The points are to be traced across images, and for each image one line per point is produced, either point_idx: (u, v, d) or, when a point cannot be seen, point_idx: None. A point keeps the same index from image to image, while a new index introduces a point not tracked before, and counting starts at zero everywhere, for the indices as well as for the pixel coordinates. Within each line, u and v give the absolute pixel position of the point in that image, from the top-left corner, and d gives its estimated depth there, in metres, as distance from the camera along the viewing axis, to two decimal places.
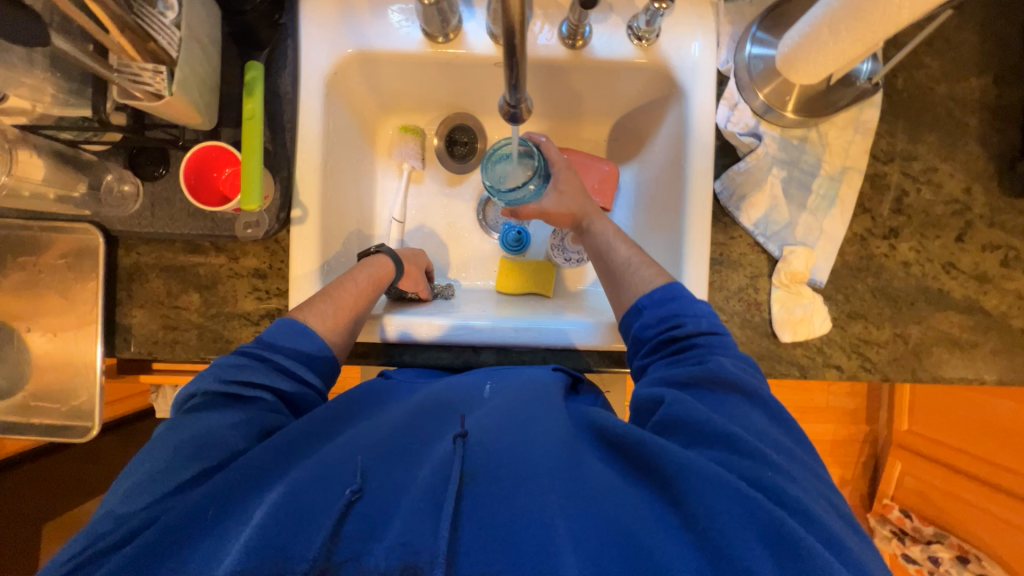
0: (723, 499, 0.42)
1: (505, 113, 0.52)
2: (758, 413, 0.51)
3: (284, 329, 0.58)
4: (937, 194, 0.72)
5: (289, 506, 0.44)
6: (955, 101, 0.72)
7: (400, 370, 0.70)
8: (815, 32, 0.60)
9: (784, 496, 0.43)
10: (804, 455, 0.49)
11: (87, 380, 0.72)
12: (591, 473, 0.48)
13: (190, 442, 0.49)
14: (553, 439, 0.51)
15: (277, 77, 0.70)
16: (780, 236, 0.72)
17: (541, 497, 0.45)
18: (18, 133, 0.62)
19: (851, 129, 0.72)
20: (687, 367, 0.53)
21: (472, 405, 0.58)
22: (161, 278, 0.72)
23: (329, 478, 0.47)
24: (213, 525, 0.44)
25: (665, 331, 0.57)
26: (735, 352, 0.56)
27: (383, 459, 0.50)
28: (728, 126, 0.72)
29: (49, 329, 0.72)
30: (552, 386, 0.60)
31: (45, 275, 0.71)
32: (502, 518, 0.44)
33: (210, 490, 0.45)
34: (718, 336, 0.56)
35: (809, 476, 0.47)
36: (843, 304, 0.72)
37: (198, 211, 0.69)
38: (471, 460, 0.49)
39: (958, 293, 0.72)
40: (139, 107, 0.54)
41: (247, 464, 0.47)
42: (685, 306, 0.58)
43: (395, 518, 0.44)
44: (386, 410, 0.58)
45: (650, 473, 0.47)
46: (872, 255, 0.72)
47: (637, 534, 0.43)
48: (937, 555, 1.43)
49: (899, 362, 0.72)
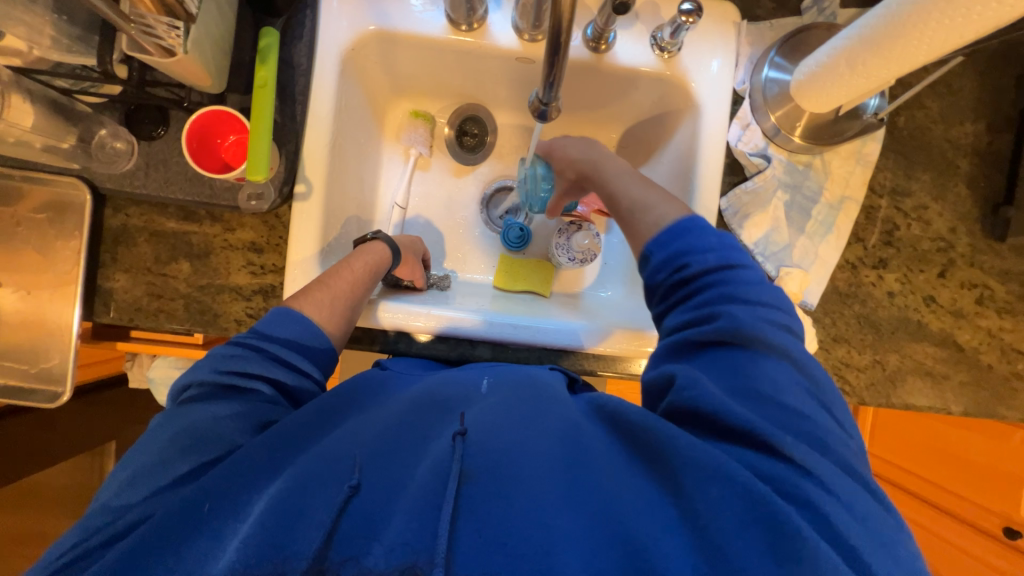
0: (728, 492, 0.42)
1: (535, 109, 0.53)
2: (778, 367, 0.49)
3: (277, 318, 0.57)
4: (925, 231, 0.76)
5: (285, 503, 0.43)
6: (950, 143, 0.76)
7: (395, 359, 0.69)
8: (832, 63, 0.62)
9: (790, 484, 0.43)
10: (832, 421, 0.48)
11: (61, 343, 0.69)
12: (596, 473, 0.48)
13: (185, 435, 0.47)
14: (550, 437, 0.51)
15: (292, 48, 0.68)
16: (778, 257, 0.74)
17: (544, 499, 0.45)
18: (10, 76, 0.59)
19: (852, 160, 0.75)
20: (700, 323, 0.52)
21: (473, 400, 0.57)
22: (150, 244, 0.69)
23: (325, 473, 0.46)
24: (209, 520, 0.42)
25: (673, 275, 0.56)
26: (755, 288, 0.53)
27: (380, 454, 0.49)
28: (739, 144, 0.74)
29: (23, 286, 0.68)
30: (549, 386, 0.60)
31: (23, 229, 0.67)
32: (504, 520, 0.44)
33: (204, 484, 0.44)
34: (736, 276, 0.54)
35: (835, 442, 0.46)
36: (830, 328, 0.75)
37: (196, 176, 0.66)
38: (469, 459, 0.48)
39: (935, 326, 0.76)
40: (147, 61, 0.52)
41: (241, 455, 0.46)
42: (693, 240, 0.56)
43: (395, 516, 0.43)
44: (382, 404, 0.57)
45: (658, 461, 0.48)
46: (860, 283, 0.76)
47: (638, 529, 0.43)
48: None
49: (876, 388, 0.76)
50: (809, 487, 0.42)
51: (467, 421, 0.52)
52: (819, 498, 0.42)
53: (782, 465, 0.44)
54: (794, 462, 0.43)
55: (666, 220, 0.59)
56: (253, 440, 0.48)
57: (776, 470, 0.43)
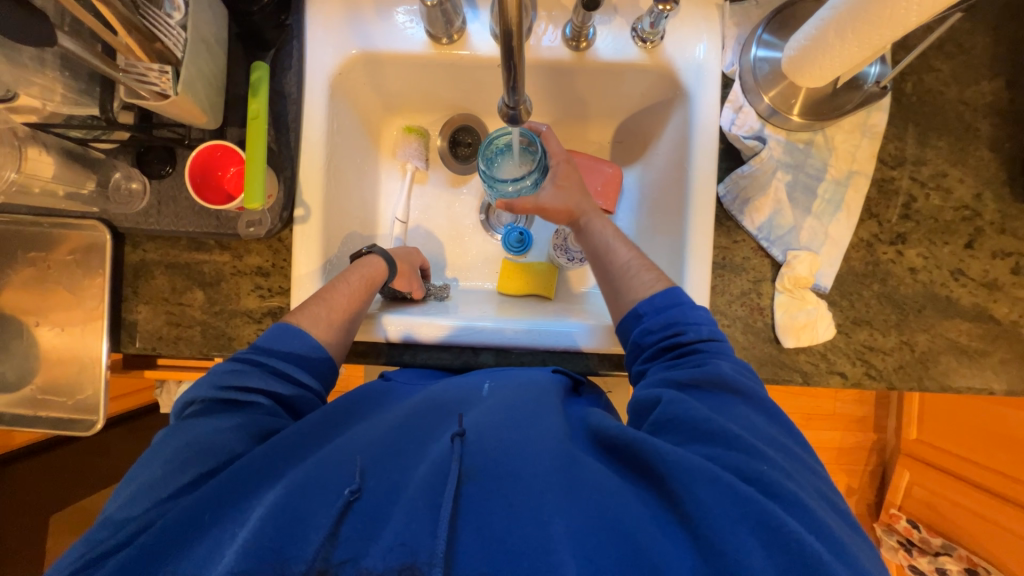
0: (727, 490, 0.43)
1: (504, 115, 0.52)
2: (755, 414, 0.51)
3: (279, 334, 0.59)
4: (946, 200, 0.71)
5: (286, 505, 0.44)
6: (966, 105, 0.71)
7: (400, 371, 0.70)
8: (822, 34, 0.59)
9: (780, 493, 0.43)
10: (808, 461, 0.49)
11: (92, 374, 0.73)
12: (592, 470, 0.48)
13: (189, 446, 0.50)
14: (550, 435, 0.51)
15: (282, 78, 0.71)
16: (784, 240, 0.71)
17: (537, 497, 0.45)
18: (28, 131, 0.63)
19: (858, 133, 0.71)
20: (687, 368, 0.53)
21: (473, 403, 0.58)
22: (166, 275, 0.73)
23: (327, 477, 0.48)
24: (210, 527, 0.45)
25: (665, 338, 0.57)
26: (738, 357, 0.56)
27: (380, 459, 0.50)
28: (732, 129, 0.71)
29: (57, 323, 0.73)
30: (547, 385, 0.60)
31: (53, 271, 0.73)
32: (501, 519, 0.44)
33: (206, 493, 0.46)
34: (720, 339, 0.57)
35: (812, 478, 0.47)
36: (848, 310, 0.71)
37: (203, 209, 0.70)
38: (469, 459, 0.49)
39: (967, 301, 0.71)
40: (144, 105, 0.55)
41: (244, 462, 0.48)
42: (688, 313, 0.58)
43: (393, 518, 0.45)
44: (385, 412, 0.59)
45: (647, 468, 0.47)
46: (878, 261, 0.71)
47: (634, 529, 0.43)
48: (944, 567, 1.44)
49: (904, 370, 0.71)
50: (798, 496, 0.43)
51: (467, 423, 0.53)
52: (807, 506, 0.42)
53: (772, 476, 0.44)
54: (783, 481, 0.44)
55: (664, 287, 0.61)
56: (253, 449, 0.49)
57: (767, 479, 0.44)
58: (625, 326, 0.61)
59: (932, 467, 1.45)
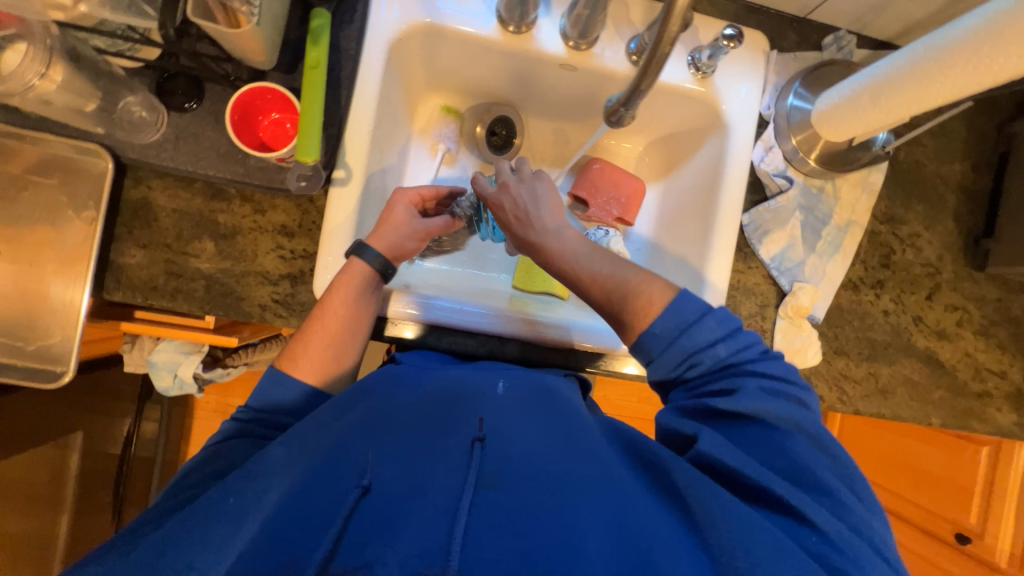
0: (752, 527, 0.44)
1: (612, 112, 0.64)
2: (798, 447, 0.51)
3: (270, 383, 0.61)
4: (917, 256, 0.83)
5: (302, 506, 0.46)
6: (941, 179, 0.84)
7: (410, 353, 0.71)
8: (857, 97, 0.67)
9: (795, 532, 0.46)
10: (847, 486, 0.50)
11: (65, 320, 0.64)
12: (618, 485, 0.49)
13: (212, 458, 0.56)
14: (578, 448, 0.52)
15: (341, 32, 0.68)
16: (792, 272, 0.79)
17: (563, 517, 0.45)
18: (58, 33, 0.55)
19: (859, 188, 0.81)
20: (712, 399, 0.55)
21: (488, 400, 0.57)
22: (172, 220, 0.66)
23: (342, 474, 0.48)
24: (233, 514, 0.47)
25: (685, 370, 0.57)
26: (763, 357, 0.57)
27: (395, 460, 0.49)
28: (762, 164, 0.79)
29: (25, 254, 0.63)
30: (574, 401, 0.64)
31: (31, 193, 0.63)
32: (526, 531, 0.43)
33: (232, 484, 0.50)
34: (742, 347, 0.57)
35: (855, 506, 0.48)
36: (832, 341, 0.81)
37: (229, 153, 0.64)
38: (491, 463, 0.48)
39: (922, 344, 0.83)
40: (209, 28, 0.49)
41: (268, 460, 0.52)
42: (696, 335, 0.57)
43: (407, 527, 0.42)
44: (397, 398, 0.59)
45: (675, 494, 0.50)
46: (860, 301, 0.82)
47: (655, 546, 0.44)
48: None
49: (869, 398, 0.82)
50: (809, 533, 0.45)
51: (486, 426, 0.52)
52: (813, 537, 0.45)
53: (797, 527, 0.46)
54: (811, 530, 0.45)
55: (658, 306, 0.58)
56: (275, 445, 0.53)
57: (795, 529, 0.46)
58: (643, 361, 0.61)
59: None
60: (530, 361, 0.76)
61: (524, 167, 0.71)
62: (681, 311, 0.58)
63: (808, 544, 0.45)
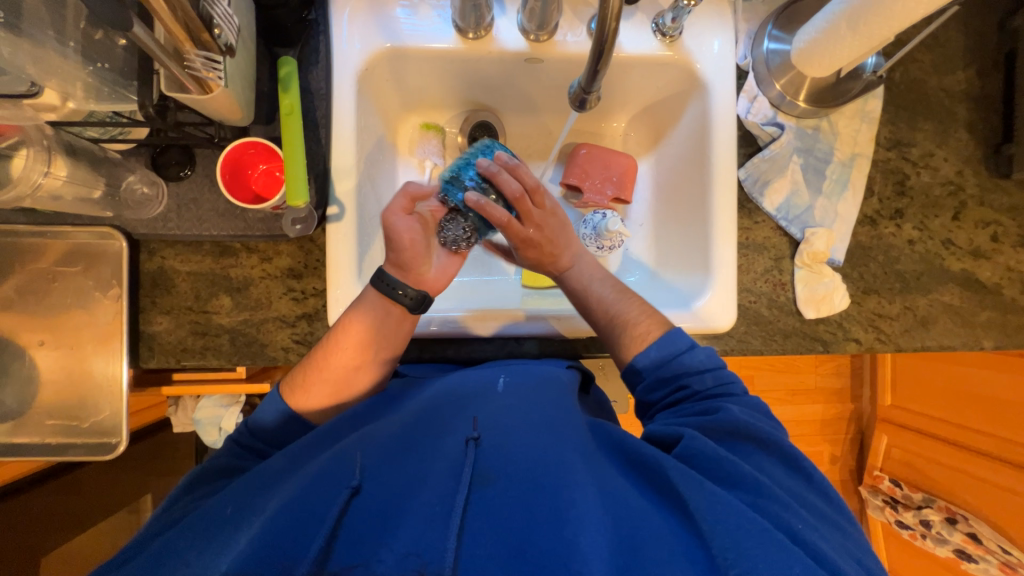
0: (744, 521, 0.48)
1: (577, 98, 0.64)
2: (770, 461, 0.58)
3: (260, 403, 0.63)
4: (934, 177, 0.79)
5: (296, 506, 0.49)
6: (946, 92, 0.79)
7: (415, 366, 0.73)
8: (834, 27, 0.65)
9: (777, 514, 0.51)
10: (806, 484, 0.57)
11: (110, 394, 0.69)
12: (609, 484, 0.54)
13: (200, 474, 0.59)
14: (570, 448, 0.56)
15: (309, 74, 0.70)
16: (801, 219, 0.76)
17: (557, 514, 0.49)
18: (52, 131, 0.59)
19: (857, 119, 0.78)
20: (696, 418, 0.61)
21: (488, 401, 0.62)
22: (189, 283, 0.69)
23: (332, 476, 0.52)
24: (229, 521, 0.50)
25: (673, 393, 0.65)
26: (740, 395, 0.64)
27: (387, 464, 0.54)
28: (748, 116, 0.77)
29: (66, 339, 0.68)
30: (567, 393, 0.65)
31: (59, 284, 0.68)
32: (519, 526, 0.49)
33: (235, 495, 0.53)
34: (724, 382, 0.64)
35: (830, 527, 0.53)
36: (858, 281, 0.78)
37: (228, 210, 0.67)
38: (482, 462, 0.53)
39: (956, 267, 0.79)
40: (184, 98, 0.52)
41: (262, 468, 0.55)
42: (686, 362, 0.64)
43: (400, 527, 0.48)
44: (394, 410, 0.62)
45: (669, 493, 0.54)
46: (880, 235, 0.78)
47: (650, 544, 0.48)
48: (928, 518, 1.52)
49: (910, 333, 0.78)
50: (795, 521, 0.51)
51: (479, 426, 0.57)
52: (796, 523, 0.50)
53: (777, 513, 0.51)
54: (788, 517, 0.51)
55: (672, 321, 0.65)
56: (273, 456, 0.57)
57: (770, 513, 0.51)
58: (630, 384, 0.68)
59: (907, 428, 1.59)
60: (552, 354, 0.78)
61: (552, 203, 0.69)
62: (674, 341, 0.66)
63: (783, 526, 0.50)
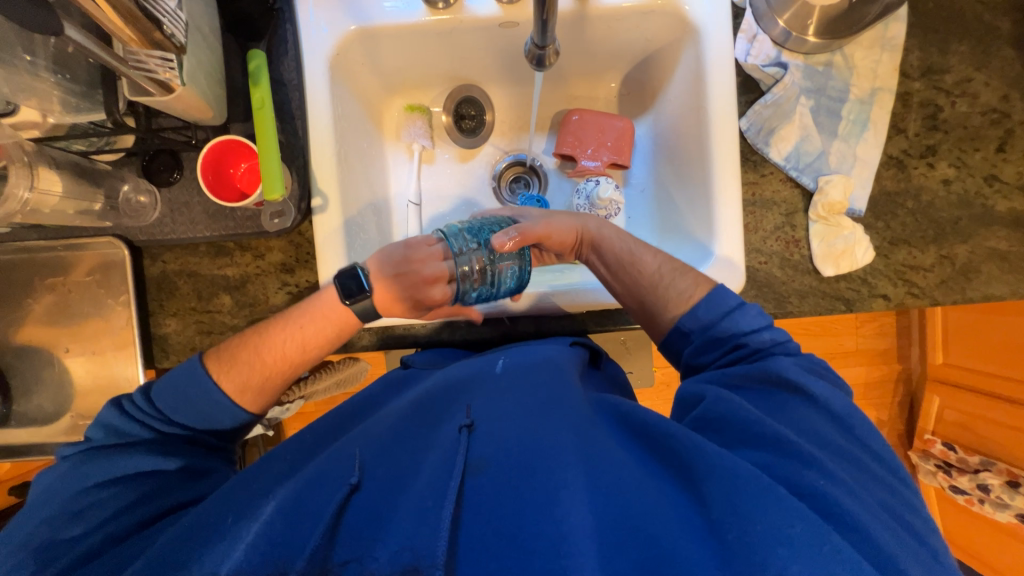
0: (743, 478, 0.46)
1: (534, 54, 0.61)
2: (802, 413, 0.54)
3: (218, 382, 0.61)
4: (973, 106, 0.70)
5: (291, 506, 0.49)
6: (984, 5, 0.70)
7: (422, 353, 0.74)
8: None
9: (787, 472, 0.48)
10: (834, 434, 0.53)
11: (132, 394, 0.73)
12: (612, 463, 0.52)
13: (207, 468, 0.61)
14: (569, 429, 0.54)
15: (280, 65, 0.70)
16: (814, 167, 0.70)
17: (549, 498, 0.48)
18: (34, 146, 0.61)
19: (877, 48, 0.70)
20: (722, 381, 0.58)
21: (483, 386, 0.60)
22: (189, 284, 0.72)
23: (333, 471, 0.53)
24: (231, 516, 0.51)
25: (719, 359, 0.61)
26: (799, 373, 0.59)
27: (386, 457, 0.54)
28: (748, 59, 0.70)
29: (86, 345, 0.72)
30: (565, 366, 0.63)
31: (75, 294, 0.71)
32: (512, 512, 0.48)
33: (234, 486, 0.54)
34: (782, 362, 0.59)
35: (862, 481, 0.49)
36: (884, 231, 0.70)
37: (218, 211, 0.68)
38: (477, 450, 0.52)
39: (1003, 207, 0.69)
40: (149, 102, 0.53)
41: (271, 467, 0.57)
42: (738, 324, 0.60)
43: (395, 520, 0.48)
44: (394, 402, 0.63)
45: (677, 469, 0.51)
46: (909, 177, 0.70)
47: (651, 523, 0.46)
48: (986, 482, 1.41)
49: (947, 284, 0.70)
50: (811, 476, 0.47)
51: (474, 413, 0.56)
52: (813, 477, 0.47)
53: (795, 471, 0.48)
54: (810, 476, 0.47)
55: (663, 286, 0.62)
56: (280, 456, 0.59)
57: (785, 472, 0.48)
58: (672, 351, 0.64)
59: (963, 387, 1.47)
60: (550, 332, 0.75)
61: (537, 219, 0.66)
62: (714, 309, 0.62)
63: (800, 483, 0.47)
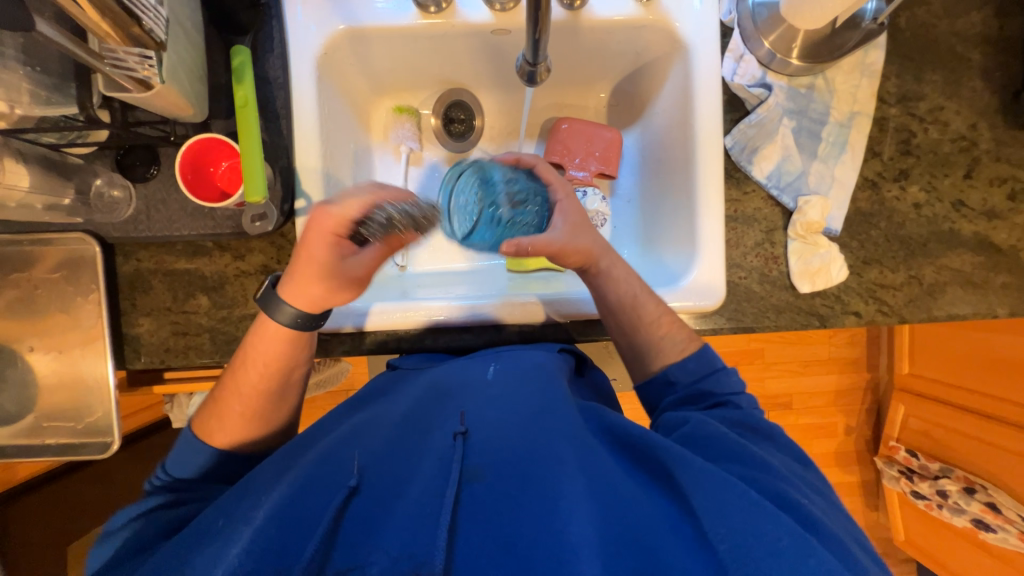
0: (732, 497, 0.47)
1: (525, 70, 0.61)
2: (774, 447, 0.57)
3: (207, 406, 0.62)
4: (944, 133, 0.73)
5: (283, 512, 0.48)
6: (957, 36, 0.73)
7: (405, 358, 0.73)
8: None
9: (773, 489, 0.50)
10: (797, 463, 0.56)
11: (101, 395, 0.70)
12: (604, 471, 0.52)
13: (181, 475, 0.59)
14: (563, 436, 0.54)
15: (265, 62, 0.68)
16: (794, 186, 0.72)
17: (546, 507, 0.48)
18: None
19: (856, 73, 0.72)
20: (705, 410, 0.60)
21: (476, 392, 0.60)
22: (165, 284, 0.69)
23: (326, 478, 0.52)
24: (220, 529, 0.50)
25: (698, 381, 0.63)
26: None
27: (380, 463, 0.53)
28: (735, 78, 0.72)
29: (52, 345, 0.70)
30: (554, 372, 0.63)
31: (40, 291, 0.68)
32: (508, 521, 0.48)
33: (222, 503, 0.53)
34: None
35: (831, 505, 0.52)
36: (858, 251, 0.73)
37: (196, 209, 0.66)
38: (472, 457, 0.52)
39: (968, 231, 0.73)
40: (126, 98, 0.52)
41: (258, 471, 0.55)
42: (722, 380, 0.63)
43: (391, 526, 0.48)
44: (382, 406, 0.63)
45: (667, 479, 0.52)
46: (883, 199, 0.73)
47: (644, 534, 0.47)
48: (945, 488, 1.48)
49: (914, 303, 0.73)
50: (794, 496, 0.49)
51: (467, 420, 0.56)
52: (796, 496, 0.49)
53: (777, 491, 0.50)
54: (792, 498, 0.49)
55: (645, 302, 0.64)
56: (266, 460, 0.57)
57: (769, 489, 0.50)
58: (654, 365, 0.65)
59: (926, 397, 1.53)
60: (533, 340, 0.76)
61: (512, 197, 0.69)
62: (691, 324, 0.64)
63: (785, 501, 0.49)
